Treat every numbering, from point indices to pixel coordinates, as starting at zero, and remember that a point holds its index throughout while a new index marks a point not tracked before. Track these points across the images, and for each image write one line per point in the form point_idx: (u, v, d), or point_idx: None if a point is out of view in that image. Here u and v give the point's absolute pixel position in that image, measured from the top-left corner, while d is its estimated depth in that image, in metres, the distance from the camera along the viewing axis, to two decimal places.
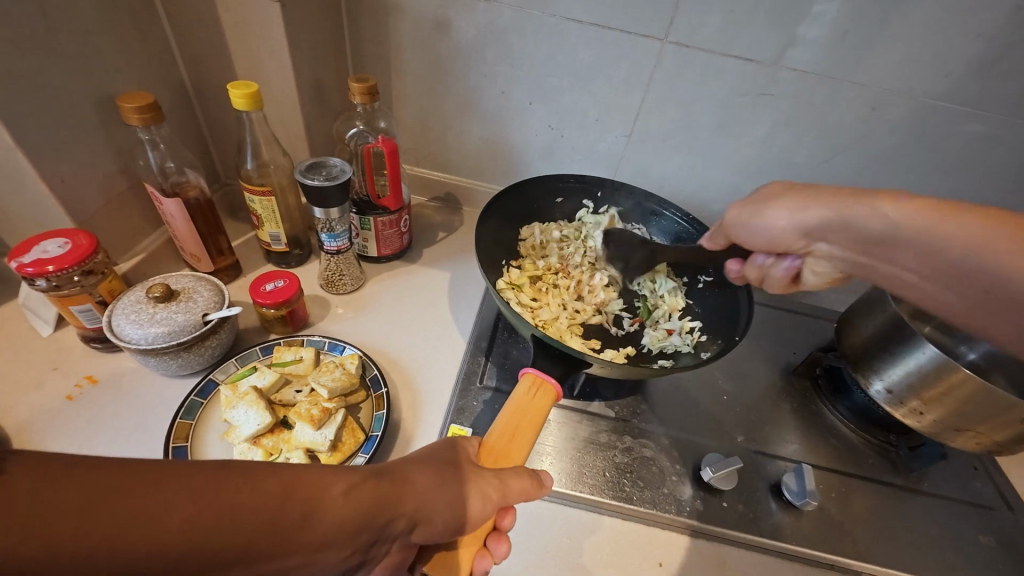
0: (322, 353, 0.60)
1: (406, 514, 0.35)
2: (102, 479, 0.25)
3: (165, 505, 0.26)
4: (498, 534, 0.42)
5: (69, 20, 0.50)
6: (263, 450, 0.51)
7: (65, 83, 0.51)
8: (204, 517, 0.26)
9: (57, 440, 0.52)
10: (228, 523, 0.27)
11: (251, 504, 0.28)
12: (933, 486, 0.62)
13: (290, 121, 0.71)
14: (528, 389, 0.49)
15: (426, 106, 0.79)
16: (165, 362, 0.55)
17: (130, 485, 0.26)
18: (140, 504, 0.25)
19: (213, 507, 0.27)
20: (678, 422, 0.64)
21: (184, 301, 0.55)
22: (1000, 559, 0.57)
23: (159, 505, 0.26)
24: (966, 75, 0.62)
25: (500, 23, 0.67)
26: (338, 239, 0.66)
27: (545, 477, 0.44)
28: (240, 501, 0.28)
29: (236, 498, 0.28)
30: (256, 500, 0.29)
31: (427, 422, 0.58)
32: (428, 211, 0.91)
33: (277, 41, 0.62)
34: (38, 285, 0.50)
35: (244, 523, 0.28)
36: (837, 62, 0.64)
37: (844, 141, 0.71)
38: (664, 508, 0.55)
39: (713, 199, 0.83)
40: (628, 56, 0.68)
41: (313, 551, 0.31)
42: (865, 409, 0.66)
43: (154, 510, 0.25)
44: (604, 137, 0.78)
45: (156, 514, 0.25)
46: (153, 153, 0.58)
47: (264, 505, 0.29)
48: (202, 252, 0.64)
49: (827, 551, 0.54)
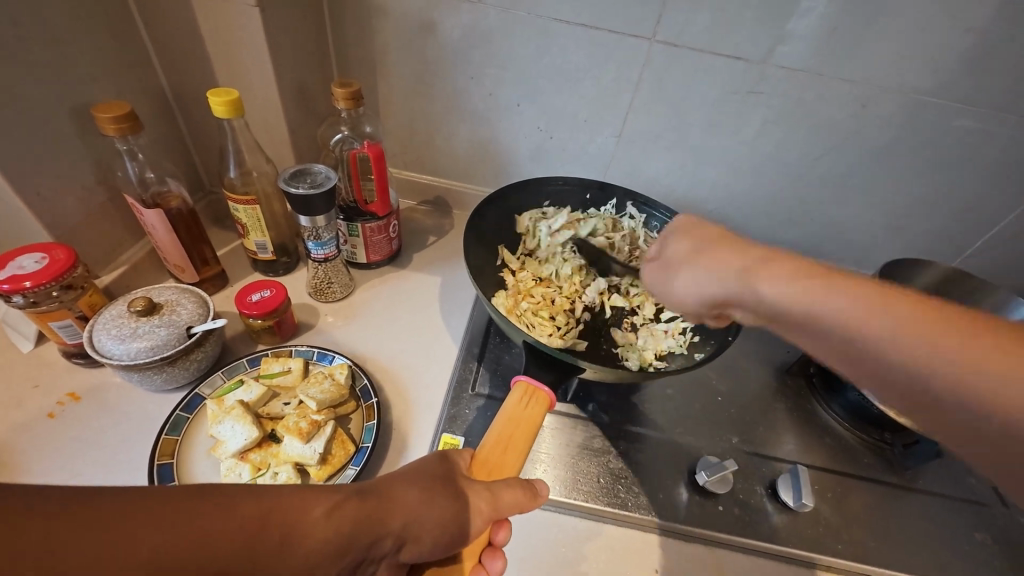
0: (311, 363, 0.59)
1: (392, 534, 0.35)
2: (67, 513, 0.24)
3: (134, 537, 0.25)
4: (493, 550, 0.42)
5: (41, 29, 0.48)
6: (251, 465, 0.50)
7: (40, 92, 0.49)
8: (172, 548, 0.26)
9: (38, 459, 0.51)
10: (202, 551, 0.27)
11: (227, 532, 0.28)
12: (927, 483, 0.62)
13: (274, 127, 0.69)
14: (521, 397, 0.49)
15: (413, 109, 0.78)
16: (149, 377, 0.54)
17: (97, 517, 0.25)
18: (107, 538, 0.24)
19: (185, 535, 0.26)
20: (673, 425, 0.63)
21: (167, 315, 0.54)
22: (995, 555, 0.57)
23: (125, 537, 0.25)
24: (954, 70, 0.62)
25: (486, 23, 0.67)
26: (325, 246, 0.65)
27: (541, 488, 0.43)
28: (215, 530, 0.27)
29: (212, 527, 0.27)
30: (232, 527, 0.28)
31: (418, 432, 0.57)
32: (418, 215, 0.90)
33: (258, 45, 0.61)
34: (15, 302, 0.49)
35: (219, 554, 0.27)
36: (826, 59, 0.63)
37: (834, 137, 0.71)
38: (660, 514, 0.54)
39: (704, 198, 0.83)
40: (616, 56, 0.67)
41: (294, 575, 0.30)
42: (859, 407, 0.65)
43: (121, 543, 0.25)
44: (593, 138, 0.77)
45: (122, 549, 0.25)
46: (132, 164, 0.57)
47: (241, 530, 0.28)
48: (185, 263, 0.63)
49: (823, 552, 0.54)
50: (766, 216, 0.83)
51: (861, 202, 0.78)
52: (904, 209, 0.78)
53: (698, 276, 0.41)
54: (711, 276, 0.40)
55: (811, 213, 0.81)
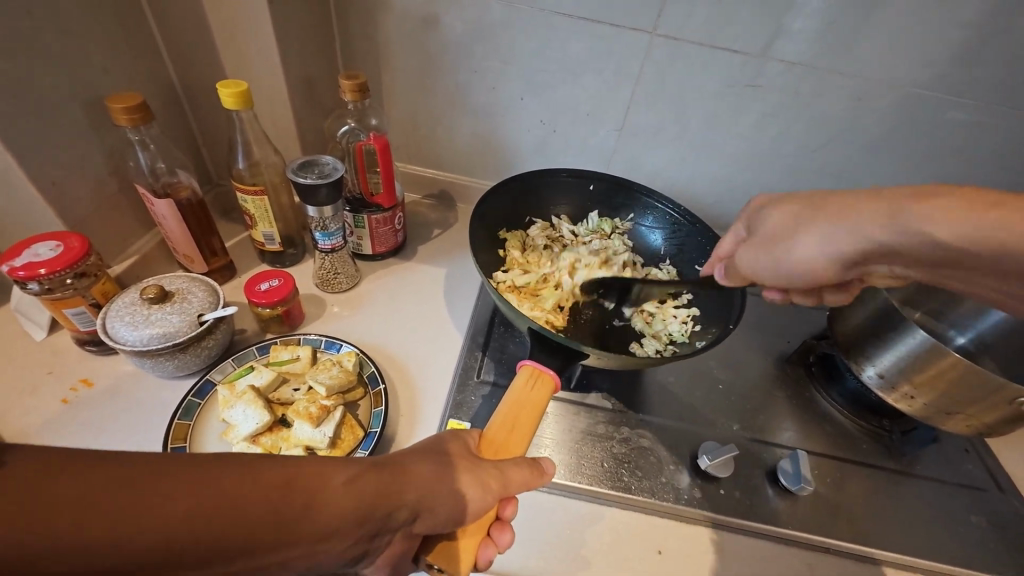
0: (319, 351, 0.60)
1: (408, 505, 0.36)
2: (104, 473, 0.25)
3: (167, 496, 0.26)
4: (501, 523, 0.43)
5: (55, 21, 0.49)
6: (262, 448, 0.51)
7: (52, 83, 0.50)
8: (201, 508, 0.27)
9: (53, 443, 0.52)
10: (232, 513, 0.28)
11: (253, 495, 0.29)
12: (925, 468, 0.63)
13: (281, 119, 0.70)
14: (526, 380, 0.50)
15: (417, 103, 0.79)
16: (161, 363, 0.55)
17: (132, 477, 0.26)
18: (142, 496, 0.26)
19: (215, 497, 0.27)
20: (675, 411, 0.64)
21: (178, 302, 0.55)
22: (991, 538, 0.58)
23: (157, 496, 0.26)
24: (953, 63, 0.63)
25: (490, 17, 0.67)
26: (332, 237, 0.66)
27: (547, 465, 0.44)
28: (243, 493, 0.29)
29: (239, 489, 0.29)
30: (257, 490, 0.29)
31: (426, 418, 0.59)
32: (423, 208, 0.91)
33: (265, 39, 0.62)
34: (31, 289, 0.50)
35: (246, 515, 0.28)
36: (825, 52, 0.64)
37: (833, 130, 0.72)
38: (662, 497, 0.55)
39: (704, 191, 0.84)
40: (618, 51, 0.68)
41: (316, 540, 0.31)
42: (857, 395, 0.67)
43: (156, 501, 0.26)
44: (595, 131, 0.78)
45: (156, 506, 0.26)
46: (143, 154, 0.58)
47: (267, 494, 0.29)
48: (195, 253, 0.64)
49: (823, 535, 0.55)
50: None
51: None
52: None
53: (759, 257, 0.48)
54: (835, 233, 0.42)
55: None
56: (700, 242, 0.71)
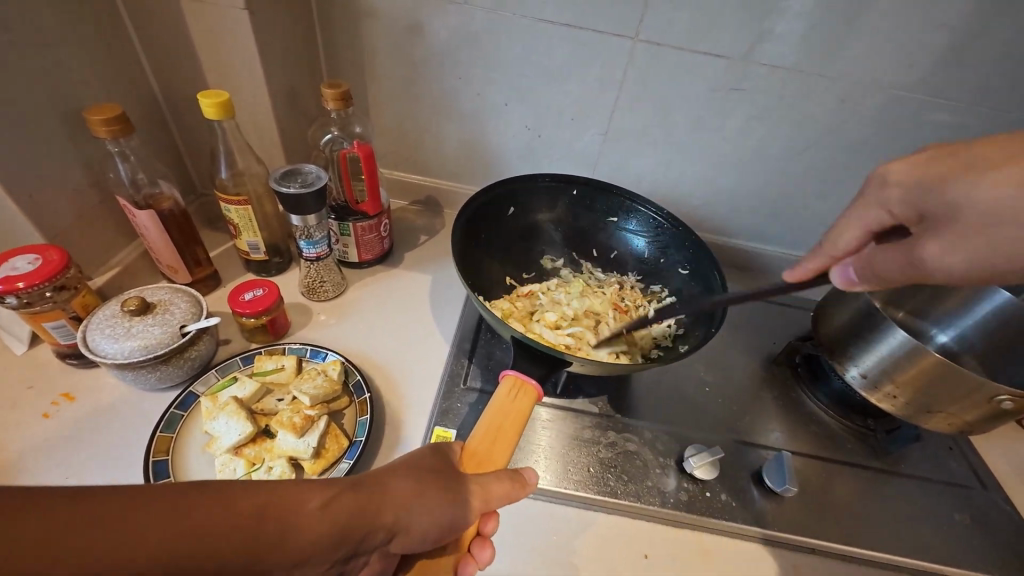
0: (304, 361, 0.60)
1: (386, 525, 0.36)
2: (67, 510, 0.25)
3: (134, 530, 0.26)
4: (482, 540, 0.43)
5: (32, 34, 0.49)
6: (245, 460, 0.51)
7: (30, 94, 0.50)
8: (171, 541, 0.27)
9: (32, 457, 0.51)
10: (202, 545, 0.28)
11: (227, 524, 0.29)
12: (910, 467, 0.64)
13: (264, 127, 0.70)
14: (509, 390, 0.50)
15: (403, 110, 0.79)
16: (143, 375, 0.54)
17: (97, 513, 0.26)
18: (107, 532, 0.25)
19: (185, 529, 0.27)
20: (662, 415, 0.65)
21: (160, 314, 0.55)
22: (975, 535, 0.58)
23: (127, 532, 0.26)
24: (928, 66, 0.64)
25: (473, 24, 0.68)
26: (316, 245, 0.66)
27: (530, 475, 0.43)
28: (214, 523, 0.28)
29: (209, 520, 0.28)
30: (230, 520, 0.29)
31: (411, 425, 0.59)
32: (409, 214, 0.91)
33: (247, 48, 0.62)
34: (9, 303, 0.49)
35: (219, 546, 0.28)
36: (805, 56, 0.65)
37: (814, 133, 0.73)
38: (648, 500, 0.55)
39: (690, 194, 0.84)
40: (601, 56, 0.69)
41: (290, 568, 0.31)
42: (842, 395, 0.68)
43: (123, 537, 0.26)
44: (581, 136, 0.79)
45: (125, 541, 0.26)
46: (124, 165, 0.57)
47: (240, 524, 0.29)
48: (178, 263, 0.64)
49: (810, 535, 0.55)
50: (751, 211, 0.85)
51: (844, 196, 0.80)
52: None
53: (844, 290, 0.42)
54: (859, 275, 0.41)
55: (795, 207, 0.83)
56: (683, 246, 0.71)
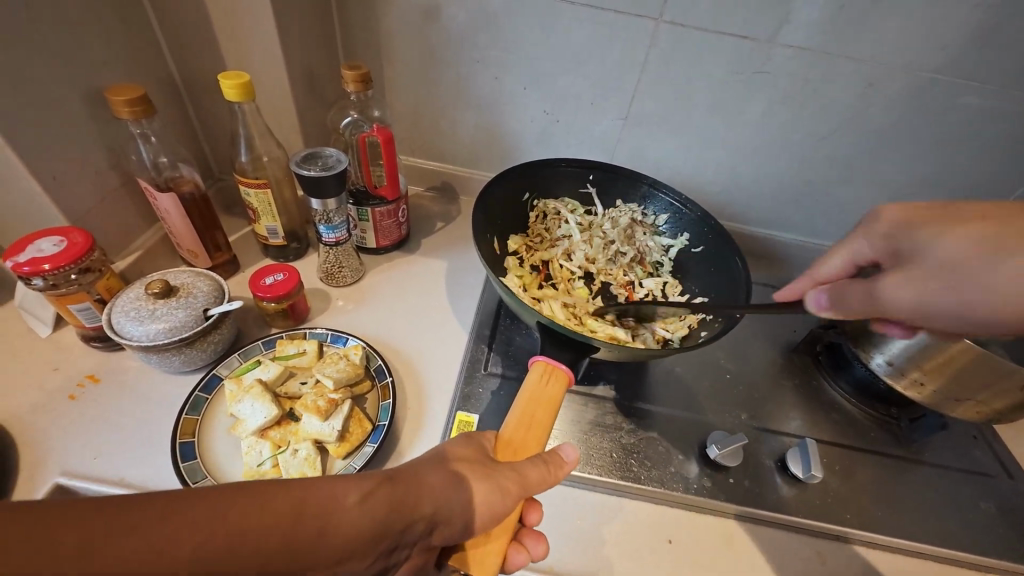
0: (325, 345, 0.60)
1: (425, 517, 0.36)
2: (106, 518, 0.25)
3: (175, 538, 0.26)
4: (530, 531, 0.44)
5: (54, 14, 0.49)
6: (270, 442, 0.51)
7: (50, 74, 0.49)
8: (213, 545, 0.27)
9: (58, 438, 0.51)
10: (241, 546, 0.28)
11: (268, 524, 0.29)
12: (933, 455, 0.63)
13: (283, 112, 0.70)
14: (539, 376, 0.49)
15: (420, 94, 0.78)
16: (167, 358, 0.55)
17: (136, 521, 0.26)
18: (147, 540, 0.25)
19: (223, 534, 0.27)
20: (684, 402, 0.64)
21: (183, 297, 0.54)
22: (1001, 524, 0.58)
23: (170, 539, 0.26)
24: (961, 46, 0.62)
25: (492, 6, 0.67)
26: (336, 230, 0.65)
27: (567, 451, 0.43)
28: (253, 524, 0.29)
29: (246, 523, 0.28)
30: (269, 520, 0.29)
31: (434, 409, 0.58)
32: (425, 201, 0.91)
33: (266, 29, 0.61)
34: (35, 285, 0.49)
35: (262, 545, 0.29)
36: (836, 37, 0.63)
37: (840, 118, 0.71)
38: (672, 487, 0.55)
39: (709, 181, 0.83)
40: (622, 37, 0.67)
41: (333, 564, 0.31)
42: (864, 382, 0.66)
43: (161, 546, 0.26)
44: (599, 122, 0.78)
45: (166, 549, 0.26)
46: (146, 147, 0.57)
47: (280, 523, 0.29)
48: (199, 248, 0.64)
49: (833, 522, 0.55)
50: (771, 197, 0.83)
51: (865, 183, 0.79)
52: (905, 189, 0.78)
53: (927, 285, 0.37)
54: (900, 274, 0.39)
55: (817, 194, 0.81)
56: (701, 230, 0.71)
